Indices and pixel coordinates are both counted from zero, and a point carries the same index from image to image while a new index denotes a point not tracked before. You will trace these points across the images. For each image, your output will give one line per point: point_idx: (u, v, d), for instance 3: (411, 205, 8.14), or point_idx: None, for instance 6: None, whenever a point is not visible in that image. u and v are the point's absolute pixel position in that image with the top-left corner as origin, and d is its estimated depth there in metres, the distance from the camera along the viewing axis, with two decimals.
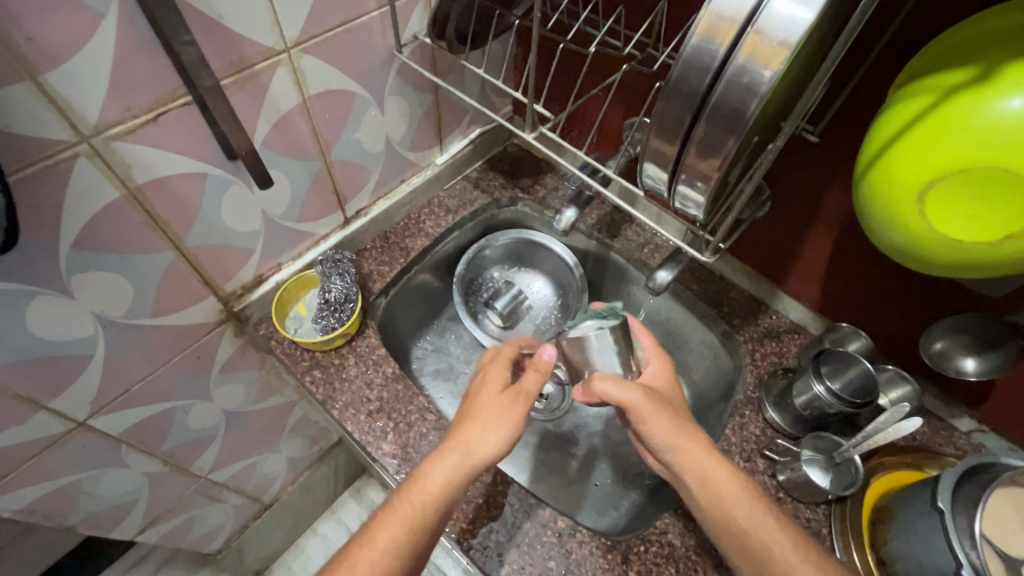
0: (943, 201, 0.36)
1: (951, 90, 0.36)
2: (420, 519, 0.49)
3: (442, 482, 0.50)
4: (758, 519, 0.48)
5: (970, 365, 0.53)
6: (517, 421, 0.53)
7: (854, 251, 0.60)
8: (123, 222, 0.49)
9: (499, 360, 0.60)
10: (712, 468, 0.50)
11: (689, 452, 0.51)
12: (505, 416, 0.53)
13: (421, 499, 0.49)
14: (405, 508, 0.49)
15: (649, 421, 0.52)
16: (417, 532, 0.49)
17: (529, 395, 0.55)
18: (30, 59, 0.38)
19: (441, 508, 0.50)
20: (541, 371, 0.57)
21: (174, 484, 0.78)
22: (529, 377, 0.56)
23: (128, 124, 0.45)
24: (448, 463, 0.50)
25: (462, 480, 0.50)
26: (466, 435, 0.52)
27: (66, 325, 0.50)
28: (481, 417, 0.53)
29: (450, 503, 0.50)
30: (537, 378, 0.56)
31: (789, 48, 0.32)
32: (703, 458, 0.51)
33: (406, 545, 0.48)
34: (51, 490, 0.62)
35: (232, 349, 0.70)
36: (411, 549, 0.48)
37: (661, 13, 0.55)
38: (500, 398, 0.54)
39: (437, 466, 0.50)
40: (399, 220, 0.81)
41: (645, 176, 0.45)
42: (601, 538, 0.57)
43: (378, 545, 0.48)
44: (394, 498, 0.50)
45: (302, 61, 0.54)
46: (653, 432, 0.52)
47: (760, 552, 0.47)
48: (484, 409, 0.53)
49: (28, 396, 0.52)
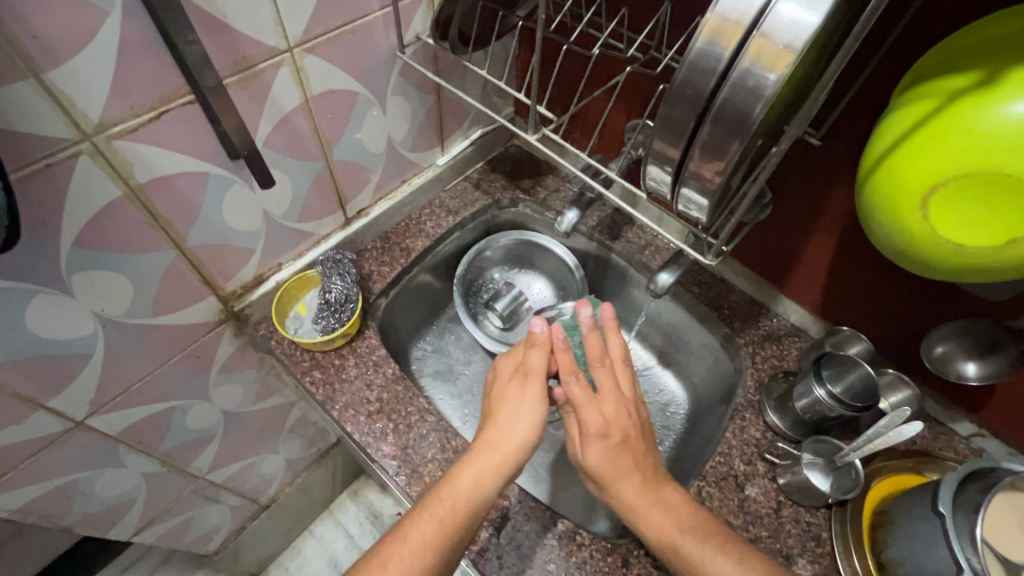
0: (946, 205, 0.36)
1: (954, 95, 0.36)
2: (456, 513, 0.50)
3: (479, 477, 0.52)
4: (673, 527, 0.50)
5: (971, 369, 0.54)
6: (541, 406, 0.56)
7: (856, 255, 0.60)
8: (124, 221, 0.49)
9: (514, 351, 0.62)
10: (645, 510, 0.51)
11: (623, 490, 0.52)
12: (527, 404, 0.56)
13: (456, 496, 0.51)
14: (441, 508, 0.50)
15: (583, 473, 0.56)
16: (452, 529, 0.49)
17: (539, 375, 0.58)
18: (33, 58, 0.37)
19: (477, 503, 0.51)
20: (542, 346, 0.59)
21: (171, 485, 0.77)
22: (533, 357, 0.59)
23: (131, 123, 0.44)
24: (482, 458, 0.53)
25: (497, 475, 0.52)
26: (495, 430, 0.55)
27: (65, 324, 0.50)
28: (509, 412, 0.56)
29: (487, 500, 0.51)
30: (539, 356, 0.59)
31: (794, 51, 0.32)
32: (638, 498, 0.52)
33: (439, 543, 0.48)
34: (48, 490, 0.61)
35: (231, 348, 0.70)
36: (442, 548, 0.49)
37: (664, 15, 0.55)
38: (516, 385, 0.58)
39: (471, 462, 0.53)
40: (400, 221, 0.81)
41: (648, 178, 0.45)
42: (601, 540, 0.57)
43: (408, 543, 0.48)
44: (429, 497, 0.51)
45: (305, 60, 0.54)
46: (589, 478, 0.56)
47: (694, 567, 0.48)
48: (511, 398, 0.57)
49: (27, 396, 0.51)
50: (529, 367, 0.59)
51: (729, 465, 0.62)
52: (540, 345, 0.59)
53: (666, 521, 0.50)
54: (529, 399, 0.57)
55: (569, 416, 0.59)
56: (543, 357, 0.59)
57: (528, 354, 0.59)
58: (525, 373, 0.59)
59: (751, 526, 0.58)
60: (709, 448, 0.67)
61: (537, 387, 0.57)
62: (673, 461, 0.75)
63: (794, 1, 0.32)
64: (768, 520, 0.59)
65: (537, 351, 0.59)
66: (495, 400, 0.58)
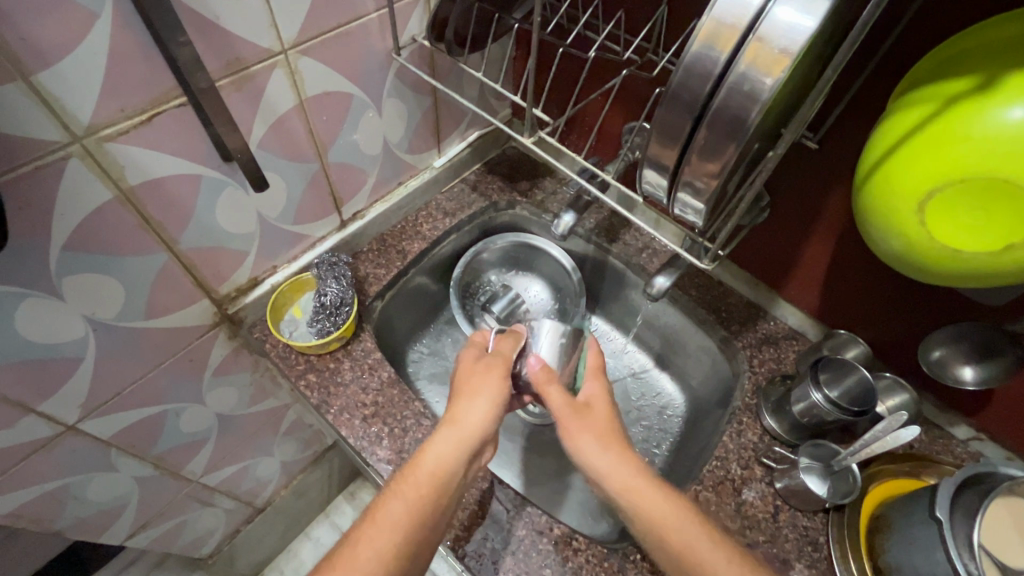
0: (944, 210, 0.36)
1: (952, 99, 0.36)
2: (421, 496, 0.49)
3: (444, 452, 0.51)
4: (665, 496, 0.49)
5: (969, 374, 0.53)
6: (500, 390, 0.56)
7: (854, 259, 0.60)
8: (117, 225, 0.48)
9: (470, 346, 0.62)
10: (645, 492, 0.49)
11: (619, 473, 0.50)
12: (488, 386, 0.56)
13: (421, 478, 0.50)
14: (411, 484, 0.49)
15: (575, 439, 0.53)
16: (422, 507, 0.49)
17: (506, 357, 0.59)
18: (24, 60, 0.37)
19: (441, 486, 0.50)
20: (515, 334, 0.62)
21: (165, 488, 0.77)
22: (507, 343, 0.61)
23: (122, 125, 0.44)
24: (450, 433, 0.53)
25: (461, 448, 0.52)
26: (460, 406, 0.55)
27: (56, 328, 0.49)
28: (475, 388, 0.56)
29: (454, 476, 0.51)
30: (511, 342, 0.61)
31: (790, 56, 0.32)
32: (635, 481, 0.50)
33: (410, 519, 0.47)
34: (39, 495, 0.61)
35: (226, 352, 0.69)
36: (412, 528, 0.47)
37: (660, 18, 0.55)
38: (481, 369, 0.58)
39: (436, 443, 0.52)
40: (396, 223, 0.80)
41: (644, 182, 0.44)
42: (597, 545, 0.57)
43: (380, 521, 0.47)
44: (393, 483, 0.50)
45: (299, 62, 0.53)
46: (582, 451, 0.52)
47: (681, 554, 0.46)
48: (473, 384, 0.57)
49: (16, 400, 0.51)
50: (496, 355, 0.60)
51: (726, 470, 0.62)
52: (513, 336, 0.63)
53: (664, 509, 0.48)
54: (493, 376, 0.57)
55: (550, 387, 0.57)
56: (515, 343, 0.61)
57: (502, 341, 0.62)
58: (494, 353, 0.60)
59: (748, 531, 0.58)
60: (706, 452, 0.66)
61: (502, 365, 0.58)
62: (670, 464, 0.75)
63: (790, 6, 0.32)
64: (766, 524, 0.59)
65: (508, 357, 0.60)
66: (458, 384, 0.57)
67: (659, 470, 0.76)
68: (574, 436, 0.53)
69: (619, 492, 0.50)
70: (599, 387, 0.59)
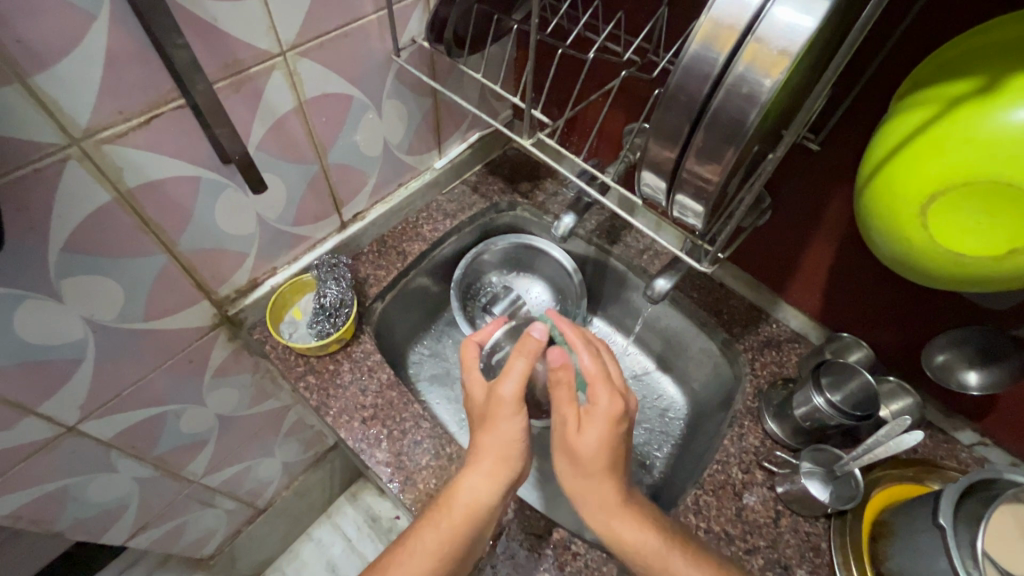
0: (945, 214, 0.35)
1: (954, 102, 0.35)
2: (458, 530, 0.51)
3: (478, 488, 0.52)
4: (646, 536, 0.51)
5: (973, 378, 0.53)
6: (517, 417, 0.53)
7: (857, 262, 0.59)
8: (115, 227, 0.48)
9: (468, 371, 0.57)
10: (614, 518, 0.52)
11: (592, 491, 0.52)
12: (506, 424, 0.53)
13: (457, 510, 0.52)
14: (442, 521, 0.52)
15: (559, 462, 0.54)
16: (456, 538, 0.51)
17: (518, 381, 0.52)
18: (20, 63, 0.37)
19: (477, 516, 0.52)
20: (528, 354, 0.53)
21: (166, 489, 0.77)
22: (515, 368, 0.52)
23: (120, 127, 0.44)
24: (479, 469, 0.53)
25: (493, 483, 0.52)
26: (487, 439, 0.53)
27: (56, 329, 0.49)
28: (490, 430, 0.53)
29: (490, 507, 0.52)
30: (524, 364, 0.52)
31: (790, 57, 0.31)
32: (607, 504, 0.52)
33: (441, 555, 0.51)
34: (41, 495, 0.61)
35: (226, 353, 0.69)
36: (449, 558, 0.51)
37: (661, 18, 0.55)
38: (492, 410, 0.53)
39: (470, 474, 0.53)
40: (396, 225, 0.80)
41: (643, 184, 0.44)
42: (597, 550, 0.57)
43: (411, 554, 0.52)
44: (432, 511, 0.53)
45: (298, 64, 0.53)
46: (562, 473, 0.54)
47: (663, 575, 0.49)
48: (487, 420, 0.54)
49: (16, 401, 0.51)
50: (494, 410, 0.53)
51: (727, 474, 0.61)
52: (512, 376, 0.52)
53: (642, 539, 0.51)
54: (505, 426, 0.53)
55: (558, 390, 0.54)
56: (519, 385, 0.52)
57: (514, 360, 0.53)
58: (497, 402, 0.53)
59: (749, 535, 0.58)
60: (706, 456, 0.66)
61: (506, 418, 0.53)
62: (671, 468, 0.74)
63: (789, 5, 0.31)
64: (767, 529, 0.58)
65: (512, 414, 0.53)
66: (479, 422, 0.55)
67: (660, 473, 0.75)
68: (557, 451, 0.54)
69: (591, 509, 0.53)
70: (609, 403, 0.51)
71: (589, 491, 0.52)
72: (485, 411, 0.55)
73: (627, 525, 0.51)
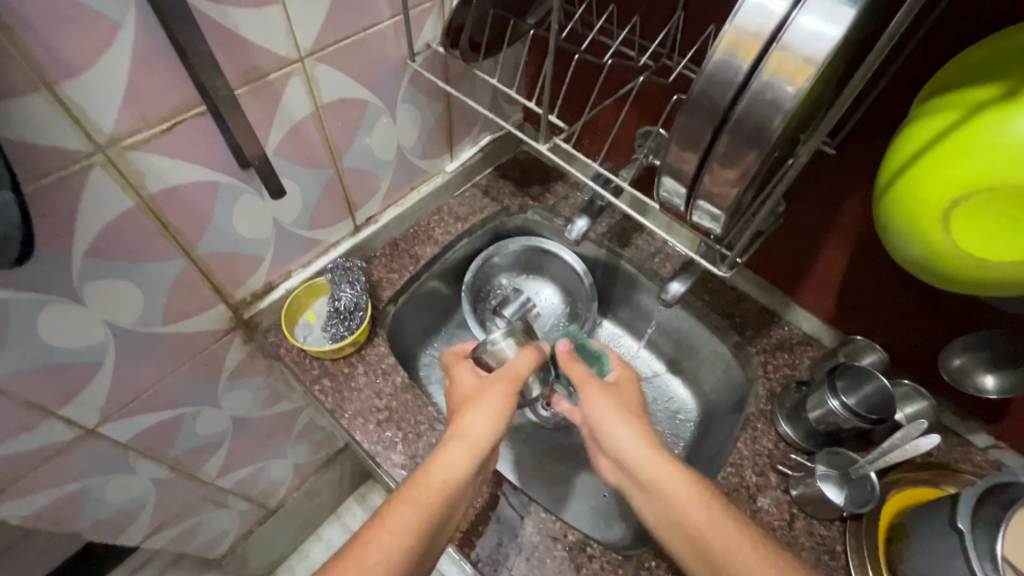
0: (968, 218, 0.36)
1: (977, 107, 0.35)
2: (433, 502, 0.50)
3: (454, 463, 0.52)
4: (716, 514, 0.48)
5: (991, 382, 0.53)
6: (506, 403, 0.56)
7: (874, 265, 0.59)
8: (136, 231, 0.49)
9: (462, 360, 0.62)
10: (666, 471, 0.52)
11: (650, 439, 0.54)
12: (490, 403, 0.55)
13: (435, 481, 0.51)
14: (420, 496, 0.50)
15: (600, 411, 0.57)
16: (432, 511, 0.49)
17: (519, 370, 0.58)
18: (48, 71, 0.38)
19: (453, 489, 0.51)
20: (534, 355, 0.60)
21: (181, 490, 0.77)
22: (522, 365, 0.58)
23: (144, 133, 0.45)
24: (460, 442, 0.53)
25: (473, 458, 0.52)
26: (462, 421, 0.54)
27: (77, 333, 0.50)
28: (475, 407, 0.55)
29: (463, 485, 0.52)
30: (530, 361, 0.59)
31: (814, 64, 0.32)
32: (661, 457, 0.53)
33: (421, 528, 0.48)
34: (60, 497, 0.62)
35: (240, 356, 0.70)
36: (425, 530, 0.48)
37: (676, 23, 0.55)
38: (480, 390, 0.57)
39: (449, 449, 0.52)
40: (409, 228, 0.81)
41: (661, 189, 0.44)
42: (612, 552, 0.57)
43: (390, 526, 0.48)
44: (409, 483, 0.51)
45: (315, 70, 0.54)
46: (612, 428, 0.56)
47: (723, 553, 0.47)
48: (474, 399, 0.56)
49: (38, 403, 0.52)
50: (488, 385, 0.57)
51: (741, 476, 0.61)
52: (509, 371, 0.58)
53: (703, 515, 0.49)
54: (492, 401, 0.55)
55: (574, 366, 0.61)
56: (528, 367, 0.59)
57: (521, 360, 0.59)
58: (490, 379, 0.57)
59: None
60: (720, 457, 0.66)
61: (501, 394, 0.56)
62: None
63: (814, 14, 0.31)
64: (782, 532, 0.58)
65: (497, 389, 0.56)
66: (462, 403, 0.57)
67: None
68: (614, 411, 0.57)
69: (642, 459, 0.53)
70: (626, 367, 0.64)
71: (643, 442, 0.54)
72: (483, 385, 0.58)
73: (645, 454, 0.53)
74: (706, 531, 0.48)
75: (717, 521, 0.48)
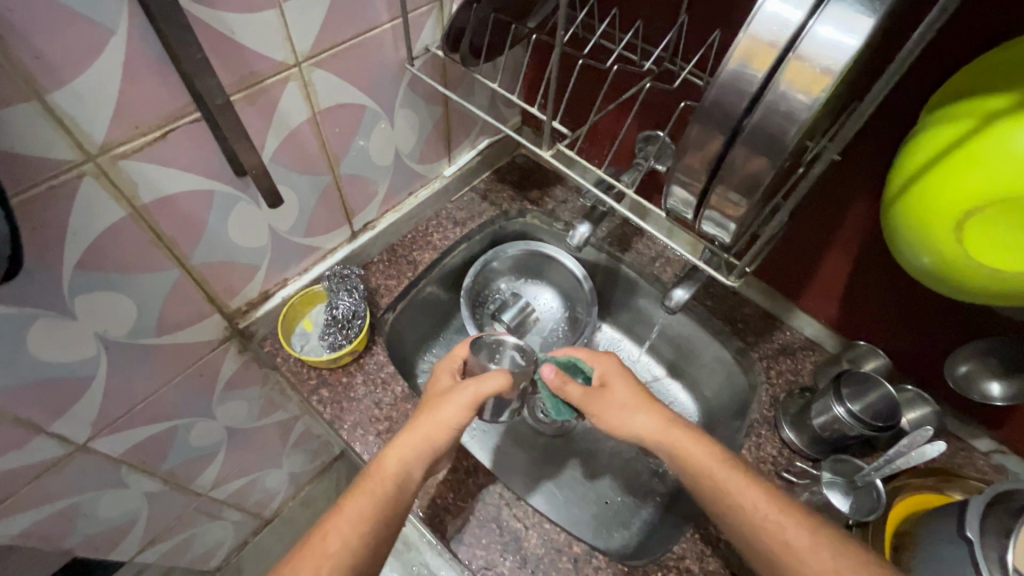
0: (982, 229, 0.35)
1: (991, 117, 0.34)
2: (384, 492, 0.50)
3: (406, 457, 0.51)
4: (766, 505, 0.48)
5: (996, 390, 0.53)
6: (467, 407, 0.54)
7: (877, 271, 0.59)
8: (129, 242, 0.47)
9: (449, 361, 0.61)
10: (705, 460, 0.51)
11: (674, 431, 0.54)
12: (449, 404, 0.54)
13: (386, 473, 0.50)
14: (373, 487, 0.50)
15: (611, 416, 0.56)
16: (386, 502, 0.49)
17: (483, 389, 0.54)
18: (37, 79, 0.36)
19: (405, 481, 0.51)
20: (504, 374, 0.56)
21: (174, 503, 0.76)
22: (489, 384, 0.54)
23: (137, 142, 0.43)
24: (412, 436, 0.52)
25: (423, 453, 0.52)
26: (421, 419, 0.54)
27: (68, 347, 0.48)
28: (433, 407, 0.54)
29: (417, 477, 0.51)
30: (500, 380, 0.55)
31: (832, 75, 0.31)
32: (695, 446, 0.52)
33: (377, 518, 0.48)
34: (49, 514, 0.60)
35: (235, 366, 0.68)
36: (380, 519, 0.48)
37: (679, 26, 0.54)
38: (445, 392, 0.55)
39: (398, 441, 0.52)
40: (407, 233, 0.80)
41: (670, 198, 0.43)
42: (617, 563, 0.56)
43: (346, 514, 0.48)
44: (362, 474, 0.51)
45: (312, 75, 0.52)
46: (636, 427, 0.55)
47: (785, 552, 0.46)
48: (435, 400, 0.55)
49: (27, 421, 0.50)
50: (452, 390, 0.55)
51: None
52: (470, 389, 0.54)
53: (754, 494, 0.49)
54: (452, 406, 0.54)
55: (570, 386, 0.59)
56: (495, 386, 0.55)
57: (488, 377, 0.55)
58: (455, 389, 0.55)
59: None
60: None
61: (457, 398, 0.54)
62: None
63: (831, 24, 0.31)
64: None
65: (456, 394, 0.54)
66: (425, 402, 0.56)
67: None
68: (631, 409, 0.56)
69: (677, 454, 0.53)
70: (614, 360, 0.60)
71: (670, 436, 0.53)
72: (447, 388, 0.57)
73: (673, 441, 0.53)
74: (769, 524, 0.47)
75: (772, 512, 0.48)
